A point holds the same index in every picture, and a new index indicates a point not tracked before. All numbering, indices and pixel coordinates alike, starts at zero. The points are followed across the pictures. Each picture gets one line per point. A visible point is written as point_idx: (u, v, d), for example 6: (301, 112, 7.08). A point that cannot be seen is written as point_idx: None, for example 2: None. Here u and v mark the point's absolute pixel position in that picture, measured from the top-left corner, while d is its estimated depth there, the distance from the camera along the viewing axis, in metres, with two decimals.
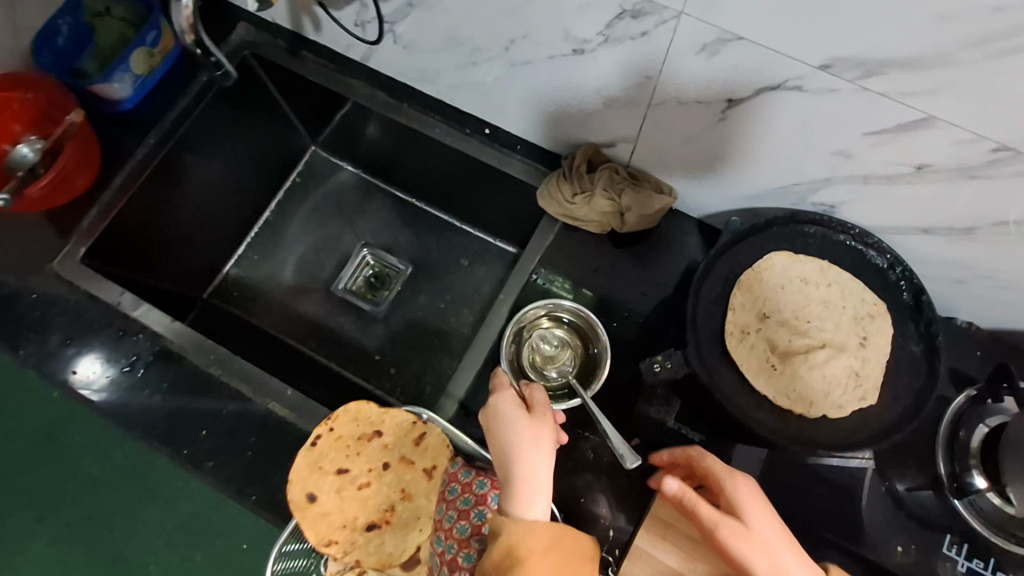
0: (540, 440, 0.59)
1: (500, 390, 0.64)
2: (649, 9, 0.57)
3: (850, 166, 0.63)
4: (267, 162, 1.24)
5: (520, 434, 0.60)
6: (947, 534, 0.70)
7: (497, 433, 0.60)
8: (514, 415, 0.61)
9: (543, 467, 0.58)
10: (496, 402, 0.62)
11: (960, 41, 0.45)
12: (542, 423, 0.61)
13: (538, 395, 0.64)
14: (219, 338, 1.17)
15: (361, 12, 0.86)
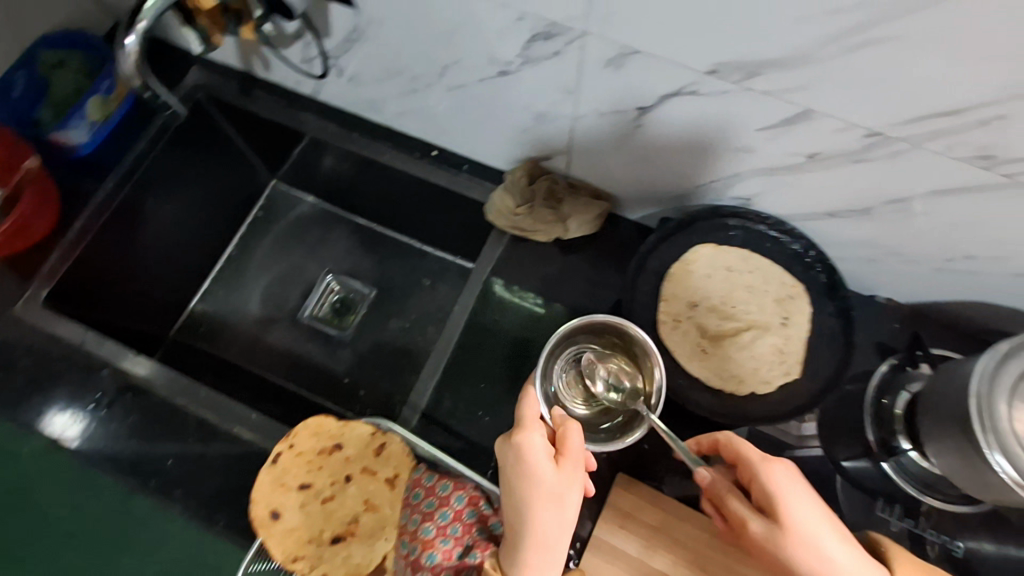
0: (566, 499, 0.58)
1: (533, 430, 0.60)
2: (558, 31, 0.63)
3: (755, 159, 0.69)
4: (230, 197, 1.27)
5: (545, 490, 0.58)
6: (880, 498, 0.75)
7: (520, 484, 0.59)
8: (543, 467, 0.59)
9: (559, 531, 0.58)
10: (528, 447, 0.59)
11: (816, 42, 0.51)
12: (570, 479, 0.59)
13: (573, 441, 0.61)
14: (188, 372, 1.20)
15: (306, 48, 0.90)
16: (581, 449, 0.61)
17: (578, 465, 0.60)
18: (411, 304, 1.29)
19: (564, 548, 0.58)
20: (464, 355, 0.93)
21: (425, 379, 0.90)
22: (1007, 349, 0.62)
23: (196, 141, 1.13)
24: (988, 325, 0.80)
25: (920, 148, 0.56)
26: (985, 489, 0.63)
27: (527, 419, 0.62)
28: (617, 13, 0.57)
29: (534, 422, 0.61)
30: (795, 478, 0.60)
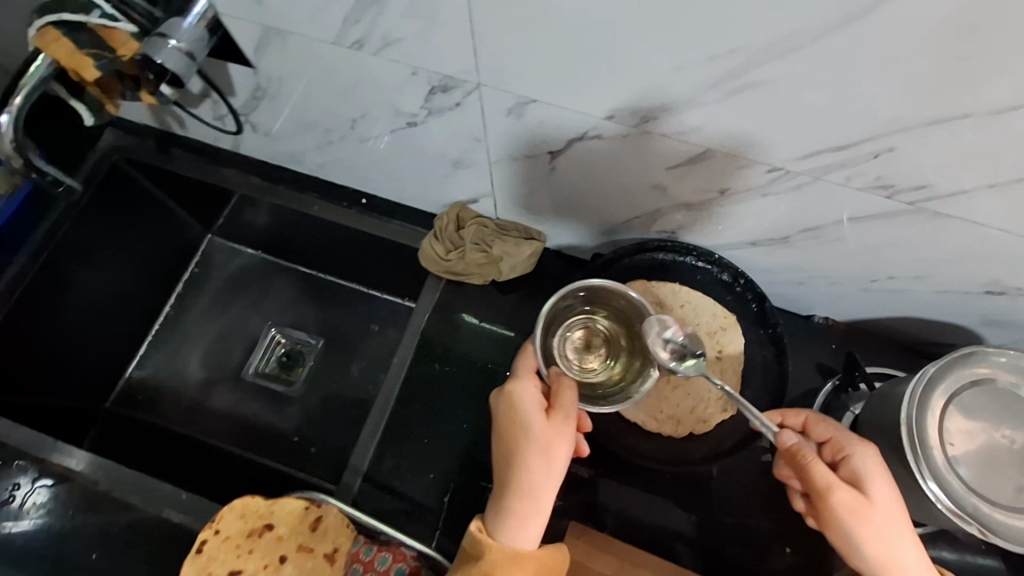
0: (554, 452, 0.54)
1: (527, 381, 0.57)
2: (453, 84, 0.61)
3: (669, 196, 0.69)
4: (163, 256, 1.15)
5: (532, 440, 0.54)
6: None
7: (508, 433, 0.55)
8: (532, 416, 0.55)
9: (545, 486, 0.54)
10: (520, 396, 0.56)
11: (698, 87, 0.50)
12: (560, 433, 0.54)
13: (567, 396, 0.55)
14: (119, 457, 1.07)
15: (215, 106, 0.88)
16: (573, 406, 0.55)
17: (571, 421, 0.55)
18: (359, 354, 1.17)
19: (551, 504, 0.54)
20: (404, 410, 0.89)
21: (364, 439, 0.86)
22: (933, 372, 0.61)
23: (114, 204, 1.05)
24: (921, 339, 0.80)
25: (823, 179, 0.56)
26: (919, 508, 0.63)
27: (523, 370, 0.58)
28: (506, 66, 0.56)
29: (528, 373, 0.58)
30: (882, 466, 0.55)
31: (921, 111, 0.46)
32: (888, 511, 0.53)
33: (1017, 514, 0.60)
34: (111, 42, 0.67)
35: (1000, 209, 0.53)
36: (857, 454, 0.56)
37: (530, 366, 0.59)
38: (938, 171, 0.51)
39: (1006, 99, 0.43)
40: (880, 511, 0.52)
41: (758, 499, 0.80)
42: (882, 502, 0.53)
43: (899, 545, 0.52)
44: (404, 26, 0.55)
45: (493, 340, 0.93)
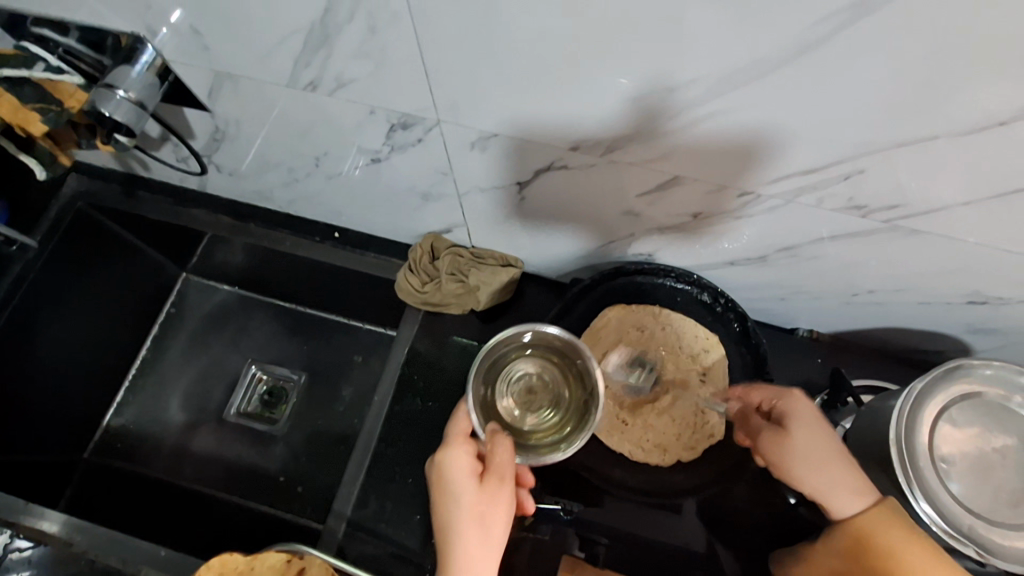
0: (490, 519, 0.53)
1: (457, 446, 0.56)
2: (412, 121, 0.60)
3: (642, 222, 0.68)
4: (137, 297, 1.09)
5: (466, 510, 0.53)
6: None
7: (441, 505, 0.54)
8: (464, 485, 0.54)
9: (486, 555, 0.52)
10: (450, 464, 0.55)
11: (659, 116, 0.49)
12: (495, 498, 0.54)
13: (501, 455, 0.55)
14: (99, 518, 1.00)
15: (176, 149, 0.85)
16: (509, 465, 0.55)
17: (506, 482, 0.55)
18: (344, 387, 1.11)
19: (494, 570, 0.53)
20: (388, 448, 0.87)
21: (348, 481, 0.84)
22: (921, 389, 0.60)
23: (82, 249, 0.98)
24: (908, 346, 0.80)
25: (795, 202, 0.56)
26: None
27: (454, 434, 0.58)
28: (463, 102, 0.54)
29: (459, 438, 0.57)
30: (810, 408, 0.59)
31: (887, 135, 0.45)
32: (815, 450, 0.56)
33: (1013, 534, 0.58)
34: (57, 94, 0.64)
35: (976, 222, 0.52)
36: (786, 400, 0.60)
37: (460, 430, 0.58)
38: (911, 188, 0.50)
39: (971, 122, 0.42)
40: (802, 450, 0.56)
41: (754, 521, 0.77)
42: (806, 443, 0.56)
43: (831, 476, 0.55)
44: (356, 68, 0.54)
45: None
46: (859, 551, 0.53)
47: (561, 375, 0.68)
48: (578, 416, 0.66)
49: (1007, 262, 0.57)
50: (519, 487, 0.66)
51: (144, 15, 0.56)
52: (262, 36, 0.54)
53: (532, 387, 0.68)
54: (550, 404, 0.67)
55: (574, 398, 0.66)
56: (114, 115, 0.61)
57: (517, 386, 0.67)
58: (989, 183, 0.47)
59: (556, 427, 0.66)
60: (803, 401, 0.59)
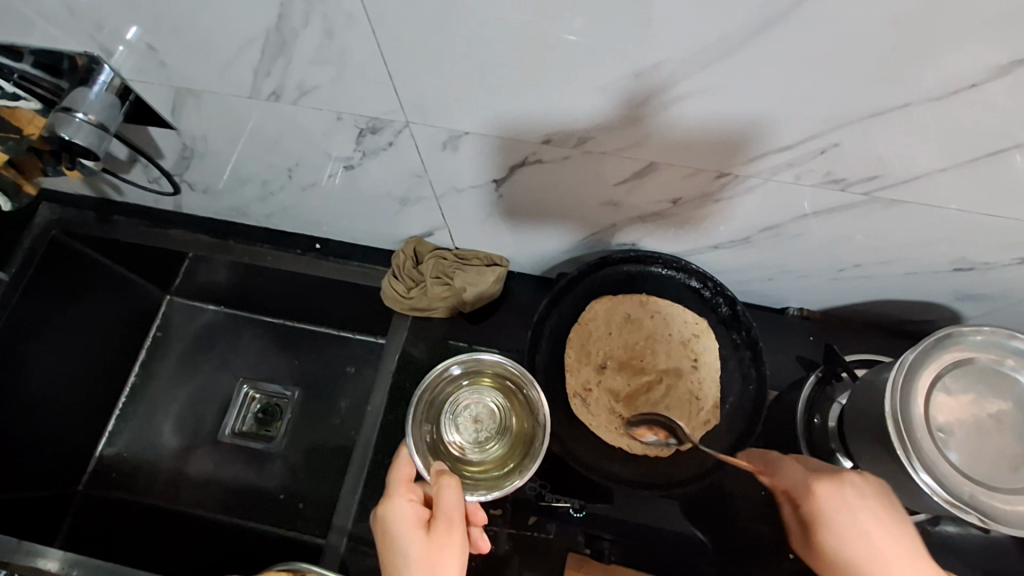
0: (440, 567, 0.52)
1: (400, 498, 0.57)
2: (381, 125, 0.59)
3: (623, 211, 0.67)
4: (121, 323, 1.07)
5: (414, 564, 0.52)
6: None
7: (389, 560, 0.54)
8: (409, 536, 0.54)
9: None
10: (394, 516, 0.55)
11: (625, 104, 0.49)
12: (442, 545, 0.53)
13: (447, 498, 0.55)
14: (96, 551, 0.99)
15: (146, 170, 0.84)
16: (456, 507, 0.55)
17: (454, 527, 0.54)
18: (340, 399, 1.10)
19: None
20: (385, 458, 0.86)
21: (347, 496, 0.83)
22: (911, 360, 0.59)
23: (60, 279, 0.95)
24: (899, 317, 0.80)
25: (773, 180, 0.55)
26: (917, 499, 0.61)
27: (396, 485, 0.59)
28: (431, 103, 0.53)
29: (401, 489, 0.58)
30: (847, 509, 0.51)
31: (858, 108, 0.45)
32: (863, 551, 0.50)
33: (1014, 498, 0.58)
34: (15, 121, 0.63)
35: (958, 188, 0.52)
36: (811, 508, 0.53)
37: (403, 479, 0.59)
38: (888, 160, 0.50)
39: (943, 86, 0.41)
40: (849, 555, 0.50)
41: (757, 506, 0.77)
42: (852, 542, 0.50)
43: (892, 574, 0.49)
44: (318, 74, 0.53)
45: None
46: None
47: (510, 406, 0.72)
48: (521, 451, 0.69)
49: (990, 226, 0.56)
50: (477, 529, 0.65)
51: (97, 34, 0.55)
52: (218, 48, 0.52)
53: (480, 418, 0.71)
54: (496, 437, 0.70)
55: (519, 431, 0.70)
56: (75, 138, 0.59)
57: (465, 419, 0.70)
58: (966, 149, 0.47)
59: (501, 460, 0.69)
60: (838, 480, 0.53)
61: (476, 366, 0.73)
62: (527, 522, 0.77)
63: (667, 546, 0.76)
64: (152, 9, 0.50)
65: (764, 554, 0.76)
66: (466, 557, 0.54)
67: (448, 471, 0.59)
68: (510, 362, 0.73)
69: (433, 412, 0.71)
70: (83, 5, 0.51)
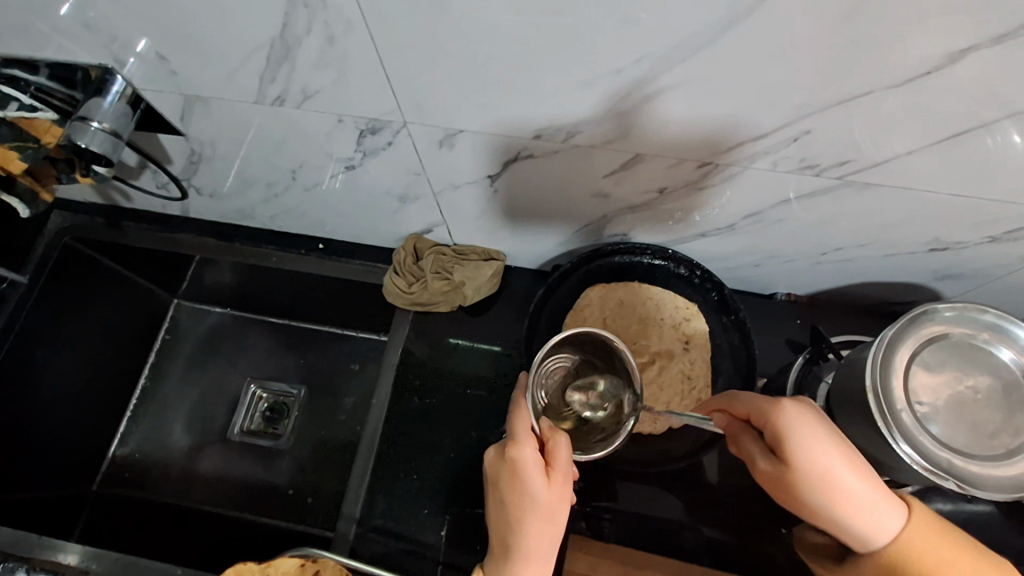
0: (558, 515, 0.51)
1: (525, 443, 0.51)
2: (380, 125, 0.62)
3: (613, 202, 0.70)
4: (131, 326, 1.10)
5: (539, 509, 0.50)
6: None
7: (510, 502, 0.51)
8: (537, 483, 0.50)
9: (548, 547, 0.51)
10: (522, 461, 0.51)
11: (609, 98, 0.52)
12: (562, 497, 0.51)
13: (565, 452, 0.53)
14: (111, 545, 1.01)
15: (155, 176, 0.87)
16: (572, 461, 0.53)
17: (571, 479, 0.53)
18: (346, 395, 1.13)
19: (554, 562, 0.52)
20: (390, 448, 0.89)
21: (354, 483, 0.85)
22: (890, 336, 0.62)
23: (73, 285, 0.98)
24: (882, 299, 0.83)
25: (752, 167, 0.58)
26: (899, 469, 0.64)
27: (518, 427, 0.53)
28: (426, 101, 0.56)
29: (525, 431, 0.53)
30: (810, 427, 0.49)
31: (826, 96, 0.48)
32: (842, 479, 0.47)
33: (992, 465, 0.60)
34: (33, 130, 0.65)
35: (927, 169, 0.55)
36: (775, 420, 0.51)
37: (523, 425, 0.54)
38: (860, 143, 0.53)
39: (902, 73, 0.45)
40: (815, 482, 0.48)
41: (748, 485, 0.81)
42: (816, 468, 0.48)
43: (860, 510, 0.47)
44: (319, 78, 0.56)
45: (471, 362, 0.92)
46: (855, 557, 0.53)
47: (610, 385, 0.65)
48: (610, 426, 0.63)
49: (960, 205, 0.59)
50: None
51: (112, 47, 0.58)
52: (225, 54, 0.55)
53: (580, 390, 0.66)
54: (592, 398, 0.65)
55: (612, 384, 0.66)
56: (90, 146, 0.62)
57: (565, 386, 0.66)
58: (929, 131, 0.50)
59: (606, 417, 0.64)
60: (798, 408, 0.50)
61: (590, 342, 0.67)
62: None
63: (662, 526, 0.79)
64: (162, 20, 0.53)
65: (757, 531, 0.79)
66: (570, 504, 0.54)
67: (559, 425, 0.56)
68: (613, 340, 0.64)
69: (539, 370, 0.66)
70: (99, 19, 0.54)
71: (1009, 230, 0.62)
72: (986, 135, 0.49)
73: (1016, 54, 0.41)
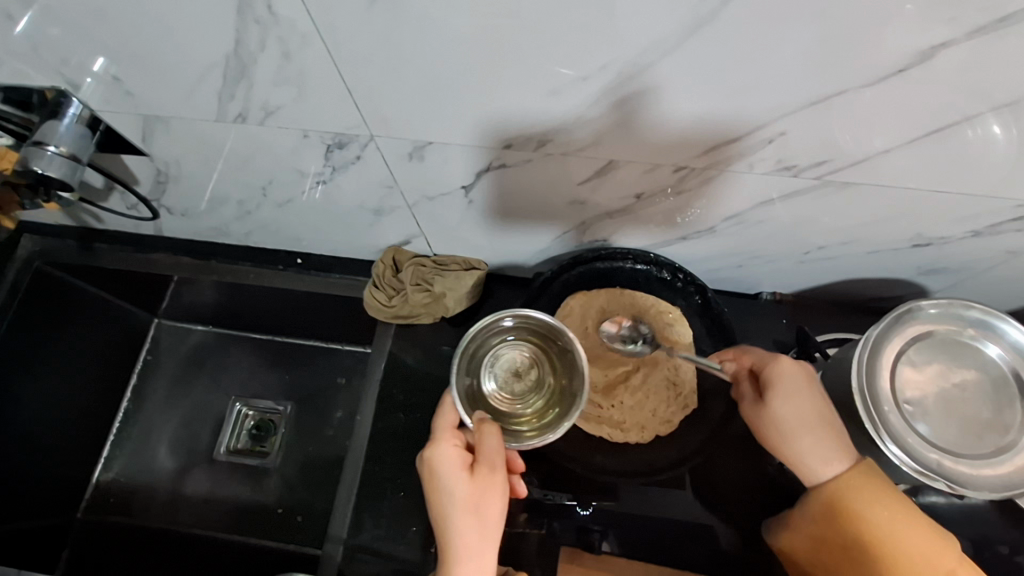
0: (484, 506, 0.56)
1: (445, 442, 0.59)
2: (346, 140, 0.60)
3: (590, 208, 0.69)
4: (110, 350, 1.08)
5: (461, 503, 0.56)
6: None
7: (437, 501, 0.57)
8: (455, 478, 0.56)
9: (482, 541, 0.56)
10: (440, 460, 0.57)
11: (577, 106, 0.50)
12: (486, 490, 0.56)
13: (489, 443, 0.58)
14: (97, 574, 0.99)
15: (124, 197, 0.85)
16: (498, 453, 0.58)
17: (496, 470, 0.57)
18: (334, 410, 1.11)
19: (494, 552, 0.56)
20: (377, 465, 0.87)
21: (341, 505, 0.85)
22: (874, 337, 0.61)
23: (46, 311, 0.96)
24: (868, 295, 0.82)
25: (728, 170, 0.57)
26: (889, 470, 0.63)
27: (441, 430, 0.60)
28: (392, 115, 0.55)
29: (446, 433, 0.60)
30: (804, 374, 0.60)
31: (798, 97, 0.47)
32: (799, 420, 0.59)
33: (980, 463, 0.59)
34: None
35: (904, 166, 0.54)
36: (776, 368, 0.61)
37: (447, 425, 0.61)
38: (837, 142, 0.52)
39: (873, 71, 0.43)
40: (778, 417, 0.59)
41: (740, 487, 0.80)
42: (790, 410, 0.59)
43: (835, 438, 0.58)
44: (279, 94, 0.54)
45: None
46: (833, 514, 0.57)
47: (547, 363, 0.71)
48: (559, 403, 0.69)
49: (941, 201, 0.59)
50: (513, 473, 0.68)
51: (63, 68, 0.56)
52: (179, 74, 0.54)
53: (518, 373, 0.71)
54: (534, 388, 0.70)
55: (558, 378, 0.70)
56: (47, 171, 0.60)
57: (505, 373, 0.70)
58: (907, 128, 0.49)
59: (542, 409, 0.69)
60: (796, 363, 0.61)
61: (520, 322, 0.72)
62: (518, 519, 0.79)
63: (655, 533, 0.78)
64: (112, 41, 0.51)
65: (750, 535, 0.78)
66: (505, 498, 0.58)
67: (489, 419, 0.61)
68: (548, 319, 0.71)
69: (474, 364, 0.70)
70: (47, 41, 0.52)
71: (991, 224, 0.61)
72: (965, 129, 0.48)
73: (990, 48, 0.40)
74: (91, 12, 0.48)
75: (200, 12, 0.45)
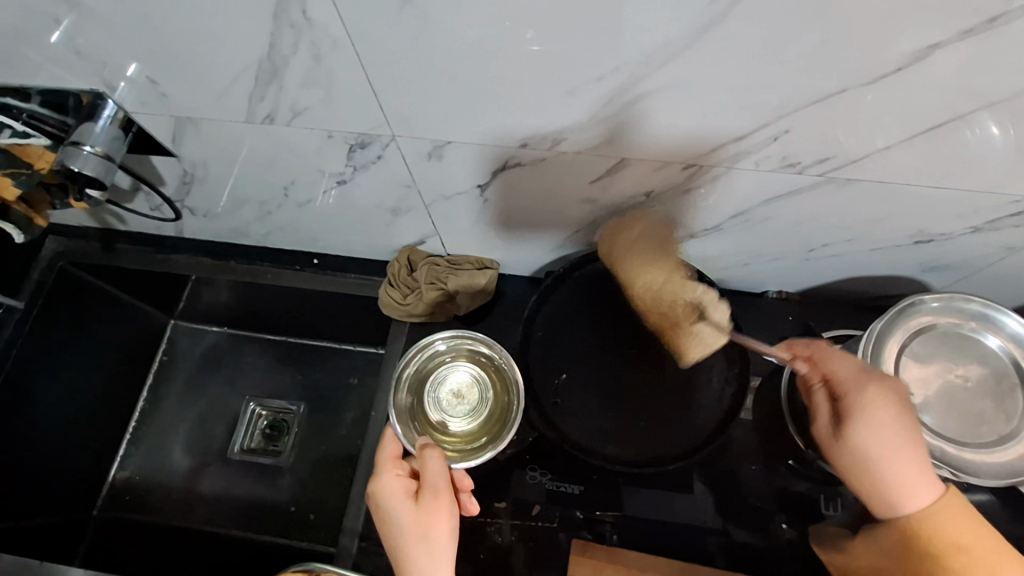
0: (430, 530, 0.58)
1: (388, 473, 0.63)
2: (369, 139, 0.63)
3: (601, 207, 0.71)
4: (128, 348, 1.10)
5: (406, 530, 0.58)
6: (820, 496, 0.80)
7: (386, 531, 0.60)
8: (399, 507, 0.60)
9: (435, 567, 0.57)
10: (384, 491, 0.61)
11: (591, 106, 0.53)
12: (432, 514, 0.59)
13: (430, 469, 0.62)
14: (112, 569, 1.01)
15: (149, 198, 0.88)
16: (440, 477, 0.61)
17: (440, 493, 0.61)
18: (346, 410, 1.13)
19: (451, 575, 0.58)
20: None
21: (356, 497, 0.87)
22: (877, 329, 0.63)
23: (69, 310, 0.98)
24: (873, 292, 0.84)
25: (737, 167, 0.59)
26: None
27: (384, 462, 0.64)
28: (414, 115, 0.58)
29: (388, 465, 0.64)
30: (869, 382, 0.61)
31: (803, 96, 0.49)
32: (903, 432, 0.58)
33: (982, 451, 0.61)
34: (25, 157, 0.67)
35: (906, 162, 0.56)
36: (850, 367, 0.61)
37: (390, 454, 0.65)
38: (839, 141, 0.54)
39: (875, 71, 0.46)
40: (893, 431, 0.57)
41: (748, 481, 0.81)
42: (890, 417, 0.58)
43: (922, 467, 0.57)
44: (307, 96, 0.57)
45: None
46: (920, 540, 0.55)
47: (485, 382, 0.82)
48: (497, 420, 0.79)
49: (946, 197, 0.60)
50: (466, 490, 0.72)
51: (101, 72, 0.59)
52: (212, 76, 0.57)
53: (460, 393, 0.81)
54: (473, 409, 0.80)
55: (498, 403, 0.80)
56: (83, 169, 0.62)
57: (447, 395, 0.81)
58: (908, 125, 0.51)
59: (480, 430, 0.79)
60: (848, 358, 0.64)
61: (456, 347, 0.83)
62: (531, 511, 0.80)
63: (665, 527, 0.79)
64: (149, 44, 0.54)
65: (760, 529, 0.79)
66: (454, 519, 0.60)
67: (430, 443, 0.65)
68: (482, 342, 0.82)
69: (417, 387, 0.81)
70: (89, 45, 0.55)
71: (991, 220, 0.64)
72: (963, 128, 0.51)
73: (987, 47, 0.42)
74: (135, 18, 0.51)
75: (239, 17, 0.48)
